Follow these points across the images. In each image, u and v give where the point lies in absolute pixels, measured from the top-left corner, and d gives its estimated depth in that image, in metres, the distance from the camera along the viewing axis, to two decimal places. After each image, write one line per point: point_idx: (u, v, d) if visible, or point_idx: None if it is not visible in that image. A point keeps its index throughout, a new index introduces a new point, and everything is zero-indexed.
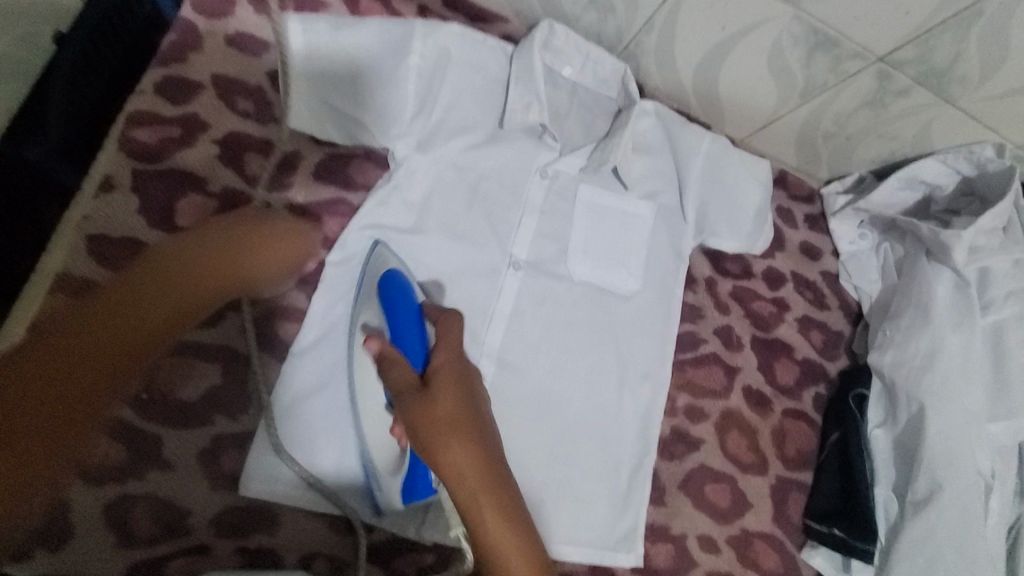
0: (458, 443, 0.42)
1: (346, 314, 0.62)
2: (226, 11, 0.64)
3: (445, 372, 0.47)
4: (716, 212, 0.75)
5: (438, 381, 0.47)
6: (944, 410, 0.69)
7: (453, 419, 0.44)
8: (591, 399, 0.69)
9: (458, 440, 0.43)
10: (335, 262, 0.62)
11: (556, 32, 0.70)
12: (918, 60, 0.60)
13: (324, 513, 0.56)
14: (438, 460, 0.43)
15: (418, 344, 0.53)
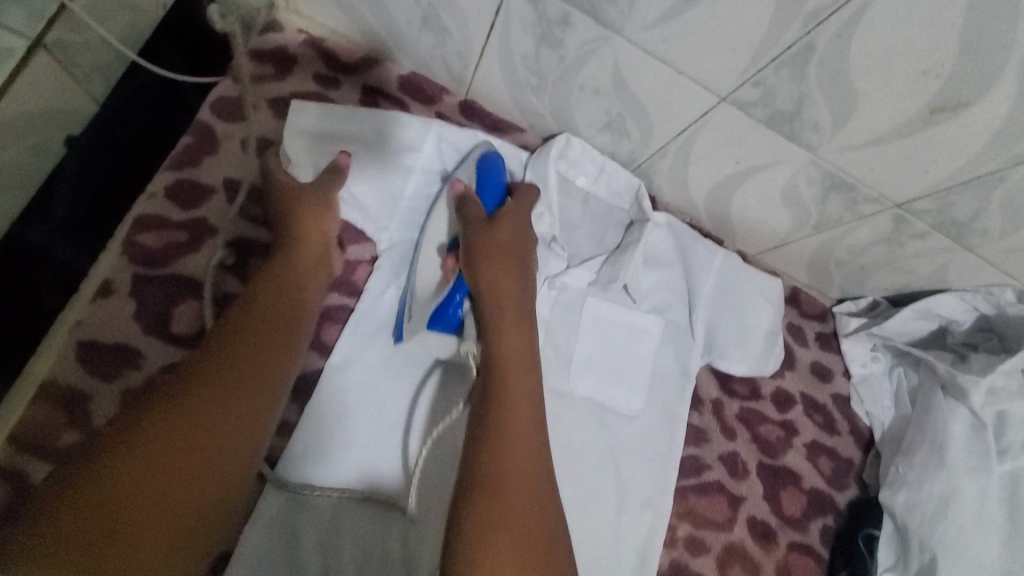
0: (523, 451, 0.46)
1: (342, 422, 0.59)
2: (243, 113, 0.64)
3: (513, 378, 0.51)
4: (726, 332, 0.73)
5: (493, 324, 0.54)
6: (959, 563, 0.66)
7: (520, 433, 0.48)
8: (587, 529, 0.65)
9: (515, 445, 0.47)
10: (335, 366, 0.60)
11: (572, 146, 0.69)
12: (937, 211, 0.59)
13: None
14: (498, 458, 0.46)
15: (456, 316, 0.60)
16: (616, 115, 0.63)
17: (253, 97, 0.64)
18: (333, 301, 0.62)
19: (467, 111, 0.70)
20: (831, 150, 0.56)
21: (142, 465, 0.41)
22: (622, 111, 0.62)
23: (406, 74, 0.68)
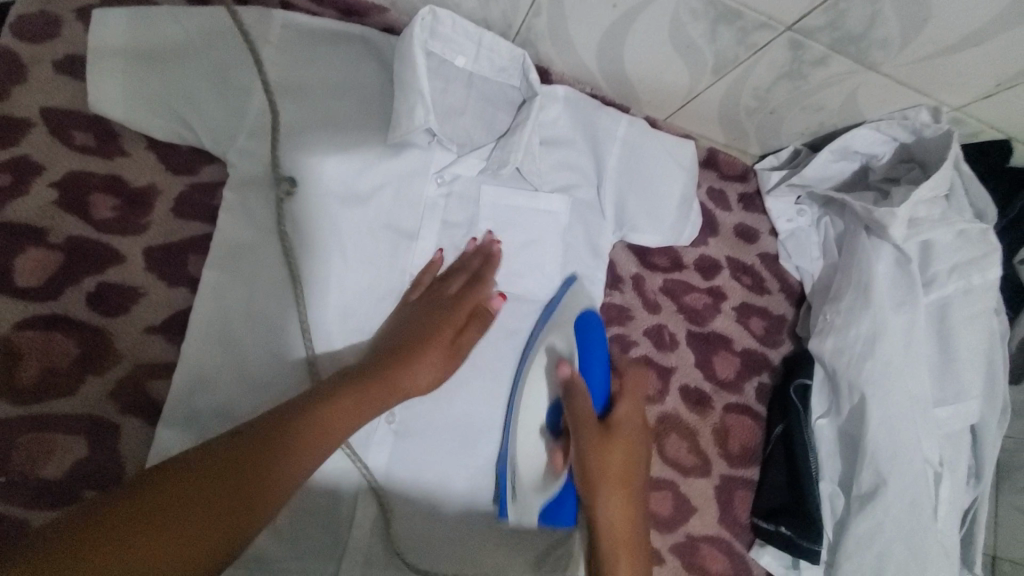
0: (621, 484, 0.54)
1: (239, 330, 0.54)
2: (50, 31, 0.56)
3: (626, 429, 0.56)
4: (633, 202, 0.69)
5: (619, 433, 0.56)
6: (890, 398, 0.64)
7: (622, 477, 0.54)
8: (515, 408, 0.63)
9: (620, 492, 0.53)
10: (205, 295, 0.53)
11: (440, 20, 0.61)
12: (830, 26, 0.53)
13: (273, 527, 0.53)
14: (596, 500, 0.53)
15: (601, 387, 0.60)
16: None
17: (59, 10, 0.57)
18: (196, 229, 0.57)
19: None
20: None
21: (273, 439, 0.41)
22: None
23: None
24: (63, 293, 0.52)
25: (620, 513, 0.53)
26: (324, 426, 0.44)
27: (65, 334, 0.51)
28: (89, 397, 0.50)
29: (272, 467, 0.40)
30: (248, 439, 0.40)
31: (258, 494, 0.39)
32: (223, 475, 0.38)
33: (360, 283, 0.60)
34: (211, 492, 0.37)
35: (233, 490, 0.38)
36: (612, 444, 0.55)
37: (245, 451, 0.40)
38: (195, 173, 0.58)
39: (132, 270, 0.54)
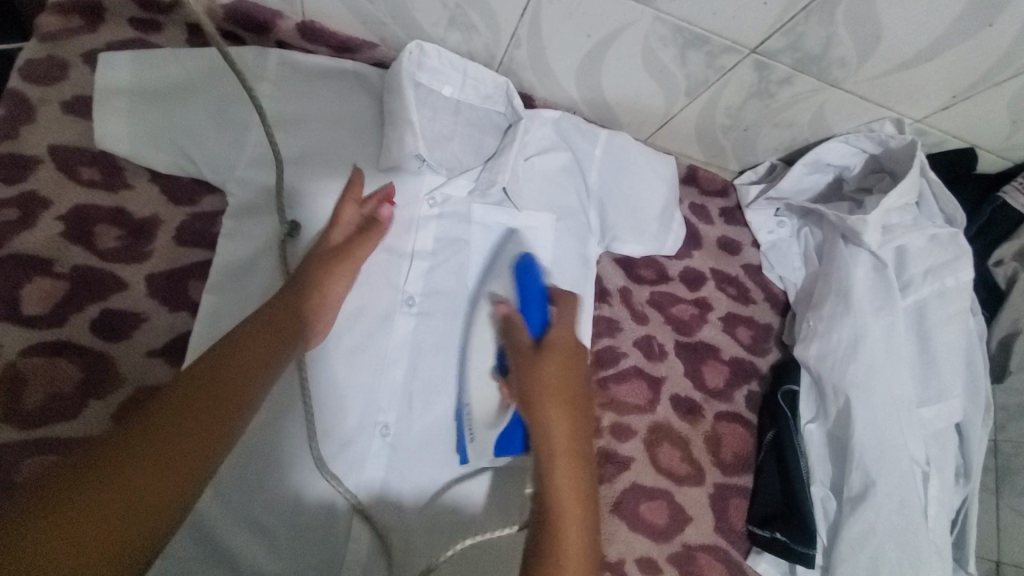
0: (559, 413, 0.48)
1: None
2: (59, 74, 0.60)
3: (560, 347, 0.53)
4: (617, 216, 0.73)
5: (552, 353, 0.52)
6: (874, 400, 0.66)
7: (561, 379, 0.50)
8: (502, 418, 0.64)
9: (561, 411, 0.48)
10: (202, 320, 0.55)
11: (427, 53, 0.65)
12: (791, 48, 0.57)
13: (273, 547, 0.54)
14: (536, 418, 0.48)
15: (538, 317, 0.56)
16: (455, 7, 0.60)
17: (67, 54, 0.60)
18: (196, 256, 0.59)
19: (306, 33, 0.65)
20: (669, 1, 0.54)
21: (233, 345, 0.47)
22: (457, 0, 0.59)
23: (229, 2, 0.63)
24: (68, 319, 0.54)
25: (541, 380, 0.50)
26: (279, 328, 0.49)
27: (69, 360, 0.53)
28: (92, 419, 0.52)
29: (239, 367, 0.46)
30: (239, 341, 0.47)
31: (232, 391, 0.45)
32: (199, 391, 0.44)
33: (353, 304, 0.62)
34: (191, 401, 0.43)
35: (208, 391, 0.44)
36: (545, 359, 0.51)
37: (214, 369, 0.45)
38: (196, 203, 0.61)
39: (135, 296, 0.56)
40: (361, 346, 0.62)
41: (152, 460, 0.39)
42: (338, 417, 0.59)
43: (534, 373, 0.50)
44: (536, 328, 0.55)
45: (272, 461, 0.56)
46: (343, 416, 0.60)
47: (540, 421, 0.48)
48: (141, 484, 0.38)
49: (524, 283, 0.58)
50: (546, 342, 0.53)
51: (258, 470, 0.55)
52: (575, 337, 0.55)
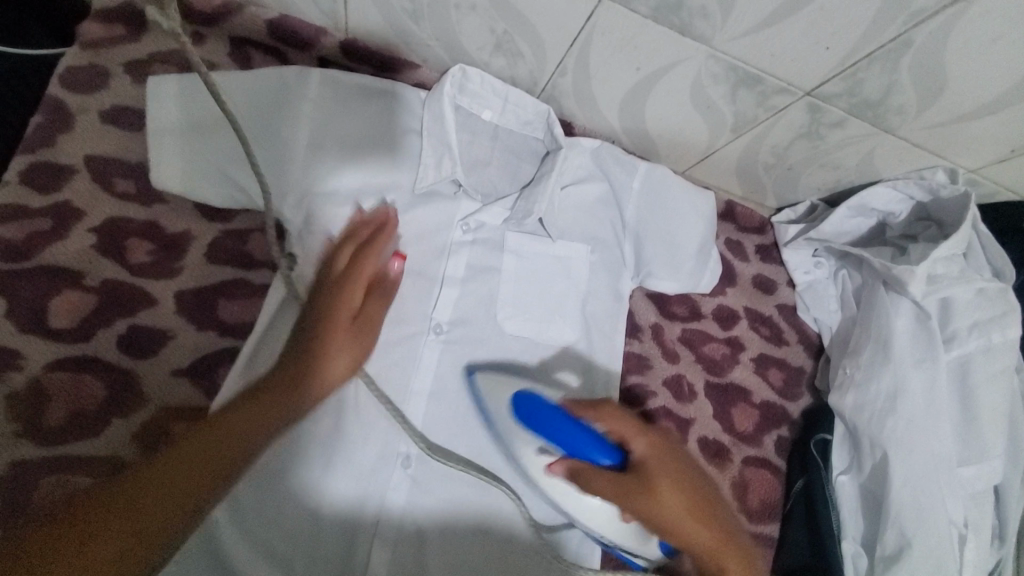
0: (669, 492, 0.51)
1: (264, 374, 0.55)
2: (99, 82, 0.59)
3: (654, 461, 0.53)
4: (653, 251, 0.71)
5: (652, 478, 0.52)
6: (912, 457, 0.63)
7: (624, 484, 0.52)
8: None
9: (666, 488, 0.52)
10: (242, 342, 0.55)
11: (470, 77, 0.64)
12: (848, 93, 0.55)
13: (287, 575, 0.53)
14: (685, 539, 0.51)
15: (586, 440, 0.53)
16: (502, 33, 0.59)
17: (108, 63, 0.59)
18: (226, 274, 0.58)
19: (349, 52, 0.65)
20: (725, 39, 0.52)
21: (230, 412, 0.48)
22: (506, 27, 0.58)
23: (274, 18, 0.63)
24: (94, 334, 0.53)
25: (671, 513, 0.51)
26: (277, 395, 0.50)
27: (93, 376, 0.52)
28: (114, 438, 0.51)
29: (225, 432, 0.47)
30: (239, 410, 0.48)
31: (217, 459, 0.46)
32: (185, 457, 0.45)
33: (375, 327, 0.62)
34: (174, 467, 0.44)
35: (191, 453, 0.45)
36: (658, 485, 0.52)
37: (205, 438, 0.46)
38: (229, 220, 0.60)
39: (163, 312, 0.55)
40: (387, 371, 0.61)
41: (114, 531, 0.41)
42: (359, 448, 0.58)
43: (610, 479, 0.52)
44: (610, 459, 0.53)
45: (291, 490, 0.55)
46: (365, 447, 0.58)
47: (679, 534, 0.51)
48: (125, 544, 0.41)
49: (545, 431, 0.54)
50: (639, 471, 0.52)
51: (274, 492, 0.54)
52: (628, 422, 0.55)
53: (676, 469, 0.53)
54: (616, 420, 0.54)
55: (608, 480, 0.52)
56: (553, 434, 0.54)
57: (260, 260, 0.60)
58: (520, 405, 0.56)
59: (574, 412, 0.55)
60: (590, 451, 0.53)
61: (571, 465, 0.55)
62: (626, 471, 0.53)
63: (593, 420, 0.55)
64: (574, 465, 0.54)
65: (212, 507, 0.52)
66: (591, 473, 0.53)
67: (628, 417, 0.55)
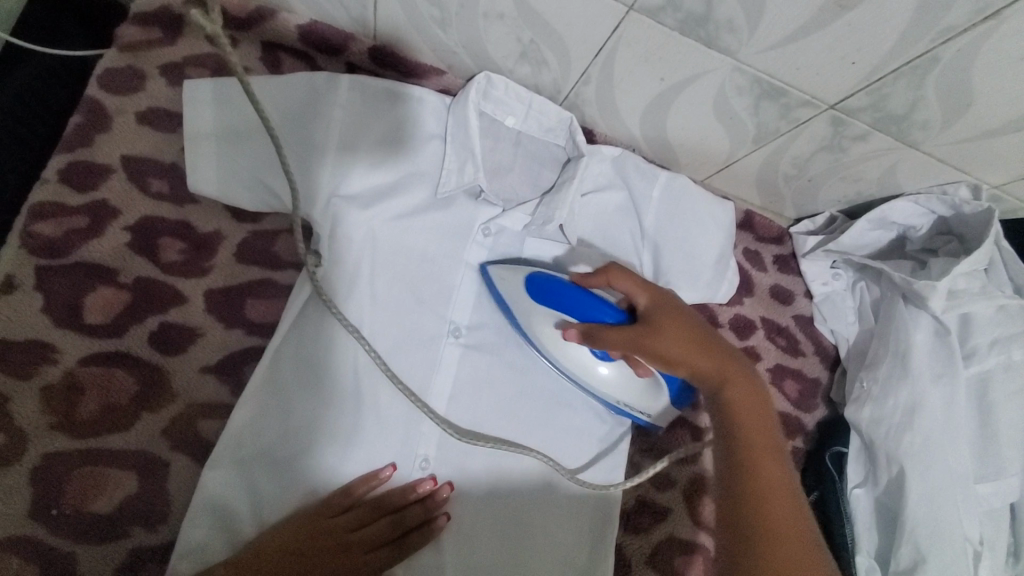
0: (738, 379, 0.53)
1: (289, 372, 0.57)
2: (135, 84, 0.60)
3: (660, 310, 0.57)
4: (671, 261, 0.71)
5: (662, 318, 0.56)
6: (929, 472, 0.63)
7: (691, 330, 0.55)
8: (549, 451, 0.64)
9: (736, 378, 0.54)
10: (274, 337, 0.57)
11: (494, 84, 0.66)
12: (873, 107, 0.55)
13: None
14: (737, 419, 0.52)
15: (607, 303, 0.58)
16: (529, 42, 0.60)
17: (145, 65, 0.61)
18: (254, 274, 0.59)
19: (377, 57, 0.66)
20: (751, 52, 0.53)
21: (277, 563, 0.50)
22: (533, 37, 0.59)
23: (305, 24, 0.64)
24: (126, 330, 0.54)
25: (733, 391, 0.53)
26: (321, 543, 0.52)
27: (125, 370, 0.54)
28: (143, 433, 0.53)
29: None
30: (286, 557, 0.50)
31: None
32: None
33: (393, 326, 0.63)
34: None
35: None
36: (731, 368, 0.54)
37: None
38: (257, 220, 0.61)
39: (193, 310, 0.57)
40: (407, 373, 0.62)
41: None
42: (378, 449, 0.59)
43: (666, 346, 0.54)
44: (616, 318, 0.58)
45: (309, 488, 0.56)
46: (384, 447, 0.59)
47: (687, 364, 0.54)
48: None
49: (568, 296, 0.59)
50: (648, 319, 0.56)
51: (295, 487, 0.55)
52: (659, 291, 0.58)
53: (721, 347, 0.55)
54: (624, 279, 0.59)
55: (618, 331, 0.56)
56: (568, 304, 0.59)
57: (285, 260, 0.61)
58: (535, 283, 0.61)
59: (585, 284, 0.61)
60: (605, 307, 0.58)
61: (586, 328, 0.58)
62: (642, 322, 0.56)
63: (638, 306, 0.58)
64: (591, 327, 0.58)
65: (234, 500, 0.53)
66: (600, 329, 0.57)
67: (634, 274, 0.59)
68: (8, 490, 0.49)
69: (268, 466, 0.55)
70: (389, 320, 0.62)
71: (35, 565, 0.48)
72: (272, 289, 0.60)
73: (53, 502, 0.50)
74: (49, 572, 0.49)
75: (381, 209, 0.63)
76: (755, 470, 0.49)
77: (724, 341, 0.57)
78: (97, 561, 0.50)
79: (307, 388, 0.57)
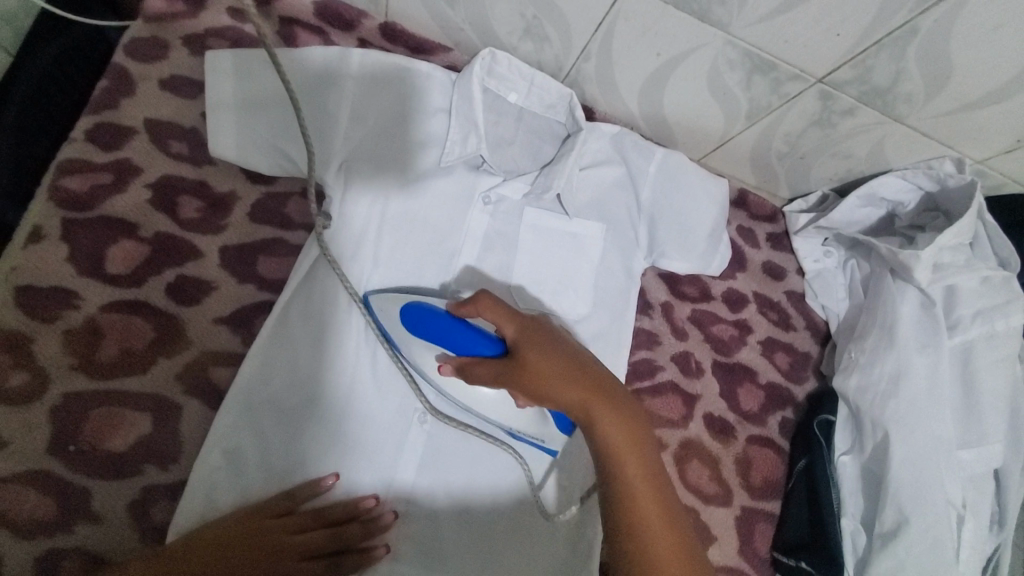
0: (602, 405, 0.48)
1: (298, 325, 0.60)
2: (159, 53, 0.64)
3: (531, 349, 0.51)
4: (666, 232, 0.74)
5: (533, 362, 0.50)
6: (913, 436, 0.65)
7: (589, 381, 0.49)
8: None
9: (598, 404, 0.48)
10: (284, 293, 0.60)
11: (498, 60, 0.68)
12: (858, 80, 0.58)
13: None
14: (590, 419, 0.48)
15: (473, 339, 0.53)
16: (532, 17, 0.63)
17: (169, 36, 0.65)
18: (266, 233, 0.62)
19: (387, 33, 0.70)
20: (742, 25, 0.56)
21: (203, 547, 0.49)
22: (535, 12, 0.62)
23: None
24: (146, 281, 0.57)
25: (619, 433, 0.48)
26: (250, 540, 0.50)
27: (144, 318, 0.57)
28: (159, 378, 0.56)
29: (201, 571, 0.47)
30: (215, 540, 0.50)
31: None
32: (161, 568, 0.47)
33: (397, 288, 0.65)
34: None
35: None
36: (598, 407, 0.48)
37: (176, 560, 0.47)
38: (270, 184, 0.64)
39: (208, 264, 0.60)
40: None
41: None
42: (379, 402, 0.62)
43: (604, 425, 0.48)
44: (492, 349, 0.53)
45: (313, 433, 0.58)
46: (385, 400, 0.62)
47: (545, 393, 0.49)
48: None
49: (439, 330, 0.55)
50: (516, 352, 0.51)
51: (302, 433, 0.58)
52: (541, 326, 0.53)
53: (624, 409, 0.49)
54: (493, 308, 0.52)
55: (484, 367, 0.52)
56: (437, 335, 0.55)
57: (296, 222, 0.64)
58: (408, 312, 0.57)
59: (458, 311, 0.55)
60: (472, 339, 0.53)
61: (462, 362, 0.54)
62: (513, 359, 0.51)
63: (474, 316, 0.54)
64: (460, 365, 0.55)
65: (242, 441, 0.56)
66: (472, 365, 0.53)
67: (505, 304, 0.53)
68: (30, 426, 0.52)
69: (279, 429, 0.58)
70: (393, 282, 0.65)
71: (53, 498, 0.51)
72: (283, 249, 0.63)
73: (73, 439, 0.52)
74: (67, 505, 0.51)
75: (386, 176, 0.66)
76: (632, 507, 0.46)
77: (619, 388, 0.51)
78: (112, 495, 0.52)
79: (314, 341, 0.60)
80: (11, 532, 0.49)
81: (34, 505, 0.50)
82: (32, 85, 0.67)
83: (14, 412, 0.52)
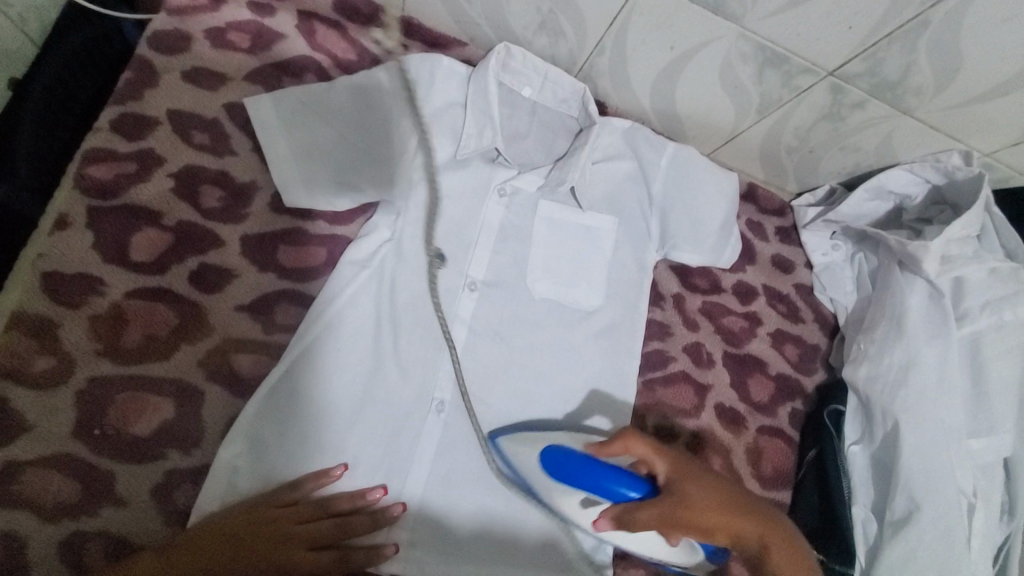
0: (750, 517, 0.53)
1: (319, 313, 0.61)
2: (181, 46, 0.65)
3: (693, 481, 0.52)
4: (677, 225, 0.75)
5: (704, 504, 0.51)
6: (923, 425, 0.66)
7: (736, 502, 0.53)
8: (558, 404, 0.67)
9: (744, 517, 0.53)
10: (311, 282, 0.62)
11: (513, 55, 0.69)
12: (868, 73, 0.59)
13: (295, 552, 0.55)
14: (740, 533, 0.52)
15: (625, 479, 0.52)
16: (548, 12, 0.65)
17: (191, 30, 0.66)
18: (286, 223, 0.63)
19: (404, 28, 0.71)
20: (755, 19, 0.57)
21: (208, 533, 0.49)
22: (551, 6, 0.64)
23: None
24: (168, 269, 0.58)
25: (767, 540, 0.53)
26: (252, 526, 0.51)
27: (167, 305, 0.58)
28: (182, 363, 0.57)
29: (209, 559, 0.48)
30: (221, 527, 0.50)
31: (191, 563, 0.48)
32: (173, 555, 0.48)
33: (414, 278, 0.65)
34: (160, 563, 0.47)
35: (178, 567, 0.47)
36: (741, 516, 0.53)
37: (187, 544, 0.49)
38: None
39: (230, 253, 0.61)
40: (422, 323, 0.64)
41: None
42: (396, 391, 0.62)
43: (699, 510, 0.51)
44: (639, 490, 0.51)
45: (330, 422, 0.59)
46: (402, 390, 0.62)
47: (736, 533, 0.52)
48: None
49: (567, 463, 0.53)
50: (669, 490, 0.52)
51: (320, 420, 0.59)
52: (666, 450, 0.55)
53: (716, 483, 0.54)
54: (639, 444, 0.54)
55: (651, 510, 0.50)
56: (591, 483, 0.52)
57: (315, 212, 0.65)
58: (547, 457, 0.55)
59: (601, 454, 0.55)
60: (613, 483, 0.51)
61: (616, 510, 0.52)
62: (670, 494, 0.51)
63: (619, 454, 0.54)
64: (620, 515, 0.51)
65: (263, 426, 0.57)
66: (631, 510, 0.51)
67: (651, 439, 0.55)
68: (55, 409, 0.52)
69: (297, 434, 0.58)
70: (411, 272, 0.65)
71: (77, 481, 0.51)
72: (303, 239, 0.64)
73: (98, 423, 0.53)
74: (91, 488, 0.51)
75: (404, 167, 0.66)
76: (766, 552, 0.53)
77: (767, 509, 0.55)
78: (135, 478, 0.53)
79: (335, 329, 0.61)
80: (35, 513, 0.49)
81: (58, 488, 0.50)
82: (55, 77, 0.69)
83: (38, 395, 0.52)
